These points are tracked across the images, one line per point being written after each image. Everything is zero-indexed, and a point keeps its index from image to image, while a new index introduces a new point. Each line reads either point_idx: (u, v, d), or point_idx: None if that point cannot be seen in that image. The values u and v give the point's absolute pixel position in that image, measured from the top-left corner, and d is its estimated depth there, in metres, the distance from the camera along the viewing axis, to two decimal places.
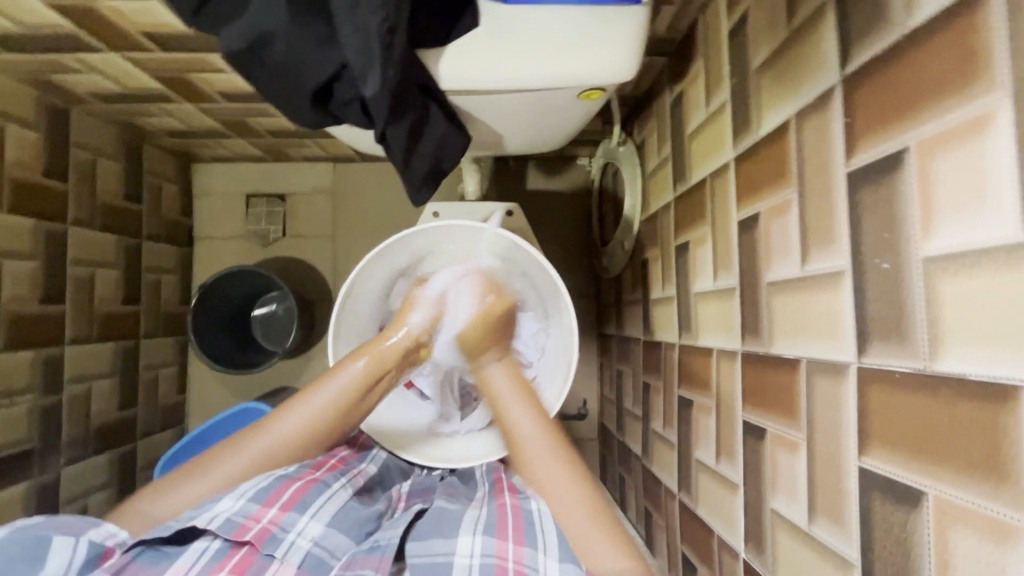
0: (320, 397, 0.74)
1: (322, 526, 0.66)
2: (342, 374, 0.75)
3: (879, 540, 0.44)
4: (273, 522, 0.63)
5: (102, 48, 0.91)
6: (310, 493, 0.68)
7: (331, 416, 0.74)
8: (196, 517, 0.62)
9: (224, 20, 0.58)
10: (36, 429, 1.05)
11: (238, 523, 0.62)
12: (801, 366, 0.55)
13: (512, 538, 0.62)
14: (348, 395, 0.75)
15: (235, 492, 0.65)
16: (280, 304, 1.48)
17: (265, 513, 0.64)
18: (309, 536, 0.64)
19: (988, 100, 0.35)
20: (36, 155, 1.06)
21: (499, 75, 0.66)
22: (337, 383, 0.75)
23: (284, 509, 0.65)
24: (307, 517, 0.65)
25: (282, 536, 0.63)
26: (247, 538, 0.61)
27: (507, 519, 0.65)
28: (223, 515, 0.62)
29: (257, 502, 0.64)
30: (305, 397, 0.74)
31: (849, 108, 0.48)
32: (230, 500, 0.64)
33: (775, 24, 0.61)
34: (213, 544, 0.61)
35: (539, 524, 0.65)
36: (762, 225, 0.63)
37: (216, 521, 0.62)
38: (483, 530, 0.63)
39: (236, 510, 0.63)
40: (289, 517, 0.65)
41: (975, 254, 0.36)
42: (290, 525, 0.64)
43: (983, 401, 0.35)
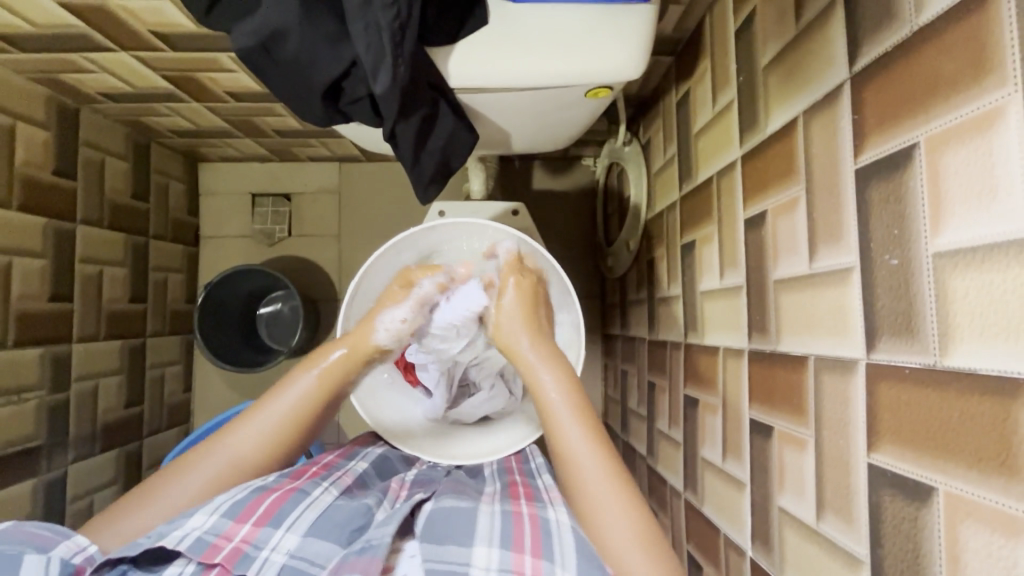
0: (282, 403, 0.73)
1: (298, 537, 0.62)
2: (302, 378, 0.74)
3: (889, 536, 0.44)
4: (246, 540, 0.60)
5: (113, 47, 0.92)
6: (288, 503, 0.65)
7: (303, 418, 0.73)
8: (167, 535, 0.60)
9: (236, 18, 0.59)
10: (44, 425, 1.06)
11: (210, 543, 0.60)
12: (809, 363, 0.55)
13: (530, 549, 0.58)
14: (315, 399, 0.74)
15: (209, 507, 0.63)
16: (286, 303, 1.48)
17: (239, 531, 0.61)
18: (285, 550, 0.61)
19: (998, 95, 0.35)
20: (46, 154, 1.07)
21: (507, 73, 0.66)
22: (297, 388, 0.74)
23: (257, 524, 0.62)
24: (282, 530, 0.62)
25: (255, 554, 0.60)
26: (217, 559, 0.58)
27: (523, 528, 0.61)
28: (194, 534, 0.60)
29: (229, 518, 0.62)
30: (269, 404, 0.73)
31: (857, 105, 0.48)
32: (202, 516, 0.62)
33: (783, 23, 0.61)
34: (186, 569, 0.59)
35: (557, 537, 0.60)
36: (770, 223, 0.63)
37: (187, 541, 0.59)
38: (499, 542, 0.59)
39: (208, 527, 0.61)
40: (263, 533, 0.62)
41: (985, 249, 0.36)
42: (264, 541, 0.61)
43: (995, 395, 0.35)
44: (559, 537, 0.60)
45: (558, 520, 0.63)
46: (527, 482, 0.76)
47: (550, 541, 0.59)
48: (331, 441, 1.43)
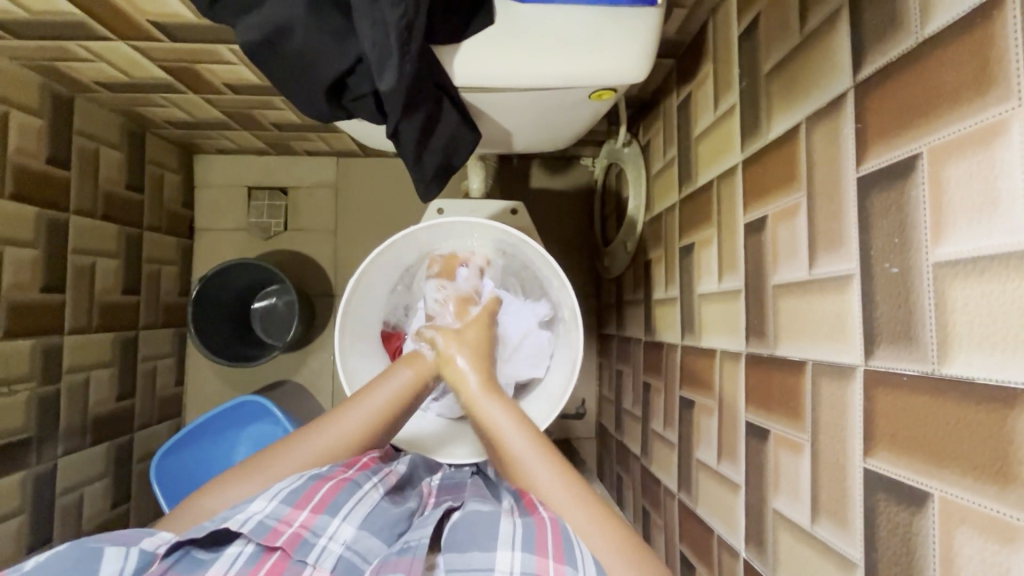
0: (378, 397, 0.76)
1: (353, 529, 0.63)
2: (395, 378, 0.78)
3: (883, 540, 0.45)
4: (304, 526, 0.61)
5: (110, 36, 0.91)
6: (341, 494, 0.65)
7: (387, 413, 0.76)
8: (230, 518, 0.60)
9: (240, 11, 0.58)
10: (34, 418, 1.04)
11: (270, 527, 0.60)
12: (806, 368, 0.55)
13: (554, 554, 0.55)
14: (402, 392, 0.78)
15: (268, 494, 0.64)
16: (281, 298, 1.48)
17: (297, 517, 0.61)
18: (341, 540, 0.61)
19: (1002, 109, 0.36)
20: (39, 142, 1.05)
21: (512, 72, 0.66)
22: (392, 385, 0.77)
23: (314, 512, 0.62)
24: (338, 520, 0.63)
25: (314, 541, 0.60)
26: (278, 544, 0.59)
27: (546, 531, 0.58)
28: (256, 517, 0.60)
29: (288, 504, 0.63)
30: (358, 399, 0.76)
31: (861, 114, 0.49)
32: (262, 501, 0.62)
33: (787, 30, 0.61)
34: (246, 549, 0.59)
35: (580, 543, 0.57)
36: (770, 227, 0.64)
37: (249, 524, 0.60)
38: (523, 546, 0.56)
39: (269, 512, 0.61)
40: (321, 520, 0.62)
41: (985, 260, 0.37)
42: (321, 529, 0.61)
43: (992, 404, 0.36)
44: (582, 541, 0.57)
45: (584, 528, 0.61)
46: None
47: (573, 547, 0.56)
48: None
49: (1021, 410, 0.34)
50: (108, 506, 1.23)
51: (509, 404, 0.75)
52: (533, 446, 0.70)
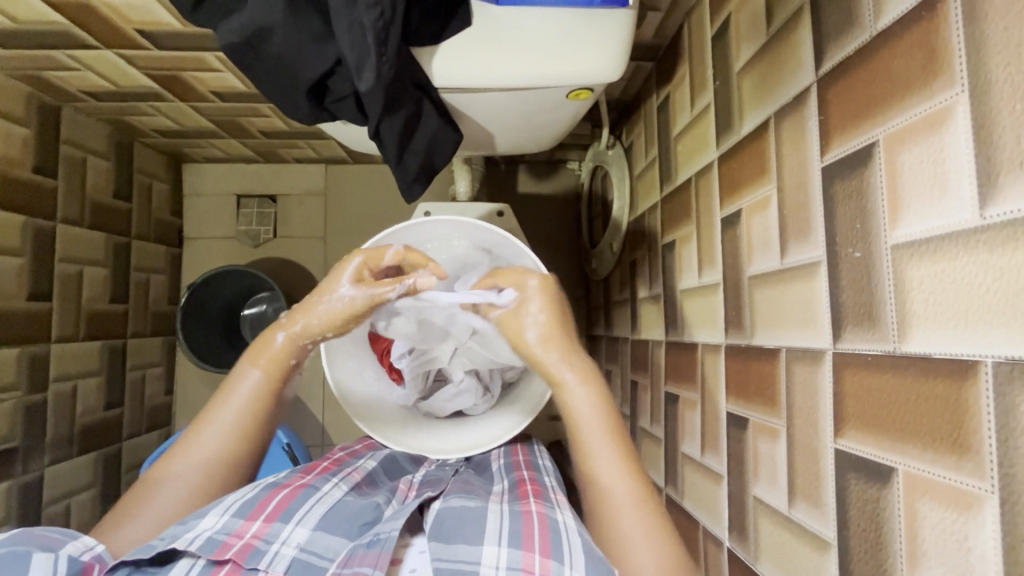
0: (231, 405, 0.72)
1: (308, 531, 0.63)
2: (244, 380, 0.73)
3: (854, 518, 0.46)
4: (257, 535, 0.61)
5: (97, 44, 0.92)
6: (297, 500, 0.67)
7: (253, 413, 0.73)
8: (178, 538, 0.59)
9: (221, 15, 0.60)
10: (20, 427, 1.04)
11: (221, 541, 0.60)
12: (780, 355, 0.57)
13: (540, 549, 0.58)
14: (261, 393, 0.73)
15: (219, 508, 0.63)
16: (269, 304, 1.41)
17: (249, 529, 0.62)
18: (295, 543, 0.62)
19: (947, 95, 0.38)
20: (25, 151, 1.06)
21: (491, 71, 0.67)
22: (242, 392, 0.72)
23: (267, 521, 0.63)
24: (292, 525, 0.63)
25: (266, 549, 0.60)
26: (227, 556, 0.59)
27: (533, 527, 0.61)
28: (205, 534, 0.60)
29: (240, 517, 0.63)
30: (214, 413, 0.72)
31: (823, 107, 0.51)
32: (213, 517, 0.62)
33: (756, 28, 0.63)
34: (197, 563, 0.59)
35: (566, 535, 0.59)
36: (744, 220, 0.65)
37: (198, 541, 0.59)
38: (509, 541, 0.59)
39: (219, 527, 0.61)
40: (274, 527, 0.63)
41: (938, 240, 0.38)
42: (274, 535, 0.62)
43: (947, 377, 0.37)
44: (568, 533, 0.59)
45: (568, 525, 0.61)
46: (536, 479, 0.75)
47: (561, 544, 0.57)
48: (313, 443, 1.44)
49: (972, 382, 0.36)
50: (96, 516, 1.22)
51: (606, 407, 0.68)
52: (615, 451, 0.66)
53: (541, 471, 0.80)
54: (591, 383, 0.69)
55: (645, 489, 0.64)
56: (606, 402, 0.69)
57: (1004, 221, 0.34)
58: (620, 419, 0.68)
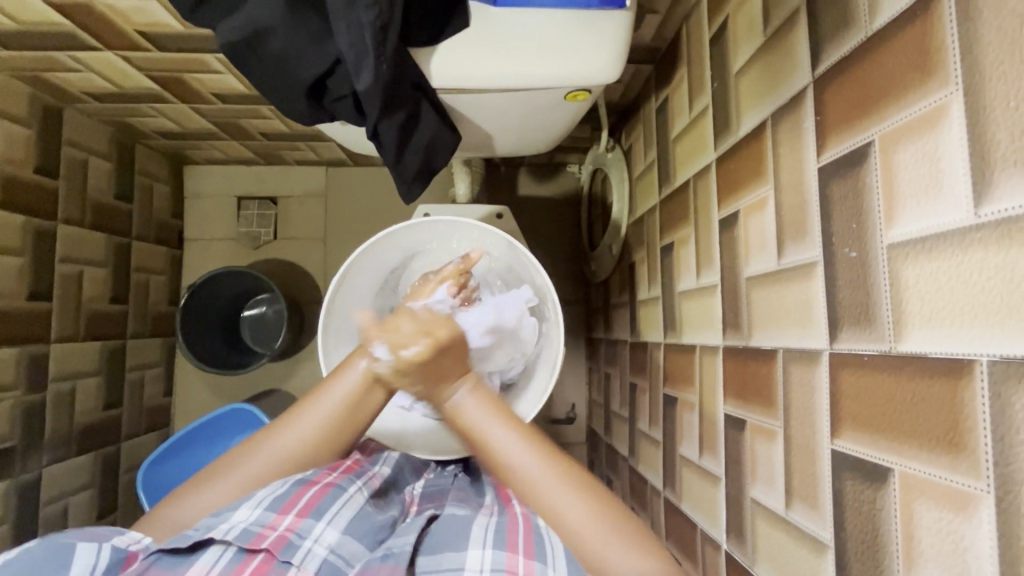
0: (313, 413, 0.69)
1: (337, 533, 0.63)
2: (346, 380, 0.69)
3: (851, 519, 0.46)
4: (290, 529, 0.61)
5: (98, 45, 0.93)
6: (326, 499, 0.65)
7: (338, 424, 0.69)
8: (214, 527, 0.60)
9: (221, 15, 0.60)
10: (19, 426, 1.04)
11: (255, 532, 0.60)
12: (778, 355, 0.57)
13: (523, 550, 0.58)
14: (354, 402, 0.69)
15: (252, 500, 0.63)
16: (270, 306, 1.47)
17: (282, 521, 0.62)
18: (326, 543, 0.62)
19: (942, 94, 0.38)
20: (27, 151, 1.06)
21: (489, 72, 0.68)
22: (336, 395, 0.69)
23: (300, 515, 0.63)
24: (324, 523, 0.63)
25: (299, 543, 0.61)
26: (263, 546, 0.59)
27: (518, 531, 0.61)
28: (240, 525, 0.61)
29: (272, 511, 0.62)
30: (299, 412, 0.69)
31: (820, 107, 0.51)
32: (247, 509, 0.62)
33: (753, 30, 0.64)
34: (227, 552, 0.59)
35: (549, 534, 0.61)
36: (742, 222, 0.65)
37: (234, 531, 0.60)
38: (493, 543, 0.59)
39: (253, 519, 0.61)
40: (305, 524, 0.62)
41: (933, 239, 0.38)
42: (307, 531, 0.62)
43: (942, 376, 0.37)
44: (552, 537, 0.60)
45: (552, 526, 0.63)
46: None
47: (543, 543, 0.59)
48: None
49: (967, 380, 0.35)
50: (94, 517, 1.22)
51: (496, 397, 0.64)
52: (517, 434, 0.61)
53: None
54: (474, 383, 0.64)
55: (563, 467, 0.60)
56: (498, 403, 0.64)
57: (999, 220, 0.34)
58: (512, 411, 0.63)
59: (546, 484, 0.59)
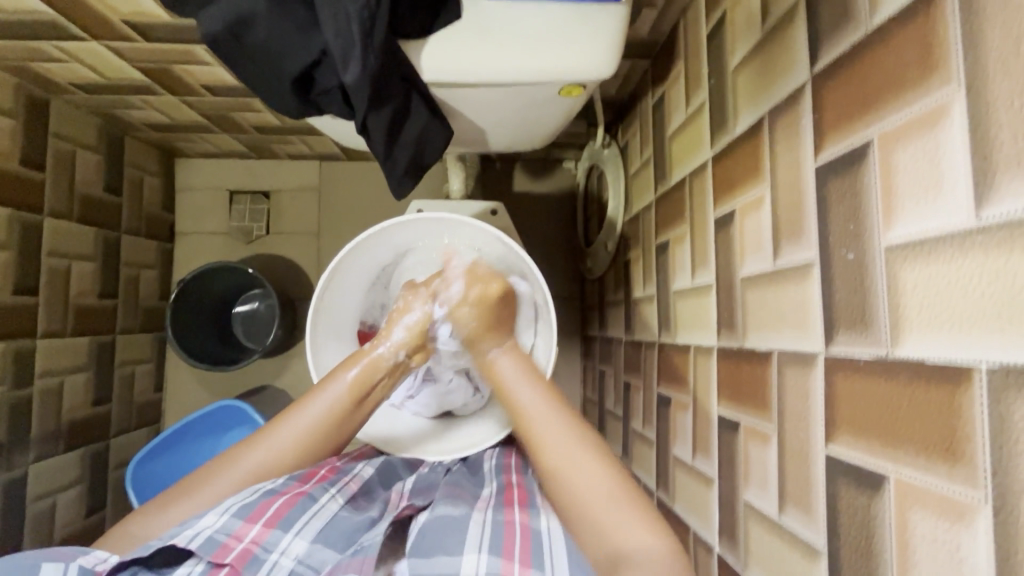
0: (312, 410, 0.73)
1: (306, 544, 0.62)
2: (334, 386, 0.74)
3: (844, 526, 0.45)
4: (255, 542, 0.61)
5: (84, 36, 0.91)
6: (296, 509, 0.64)
7: (327, 428, 0.73)
8: (178, 535, 0.60)
9: (205, 5, 0.58)
10: (5, 423, 1.03)
11: (220, 543, 0.59)
12: (772, 358, 0.56)
13: (519, 559, 0.57)
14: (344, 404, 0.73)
15: (219, 508, 0.63)
16: (263, 301, 1.46)
17: (248, 532, 0.61)
18: (293, 555, 0.61)
19: (943, 92, 0.36)
20: (12, 143, 1.04)
21: (481, 66, 0.66)
22: (328, 396, 0.73)
23: (267, 527, 0.62)
24: (291, 534, 0.62)
25: (265, 557, 0.60)
26: (226, 560, 0.58)
27: (514, 538, 0.61)
28: (205, 533, 0.60)
29: (239, 518, 0.62)
30: (296, 412, 0.73)
31: (817, 105, 0.50)
32: (213, 517, 0.62)
33: (751, 25, 0.62)
34: (195, 568, 0.59)
35: (547, 547, 0.60)
36: (737, 221, 0.64)
37: (198, 539, 0.59)
38: (489, 548, 0.58)
39: (218, 527, 0.61)
40: (272, 535, 0.62)
41: (932, 241, 0.37)
42: (273, 544, 0.61)
43: (940, 382, 0.36)
44: (549, 547, 0.60)
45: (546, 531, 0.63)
46: (523, 483, 0.75)
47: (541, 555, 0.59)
48: None
49: (966, 387, 0.35)
50: (82, 514, 1.21)
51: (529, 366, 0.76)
52: (540, 396, 0.71)
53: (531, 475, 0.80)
54: (511, 353, 0.77)
55: (580, 430, 0.68)
56: (529, 369, 0.75)
57: (1000, 223, 0.33)
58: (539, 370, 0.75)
59: (562, 445, 0.66)
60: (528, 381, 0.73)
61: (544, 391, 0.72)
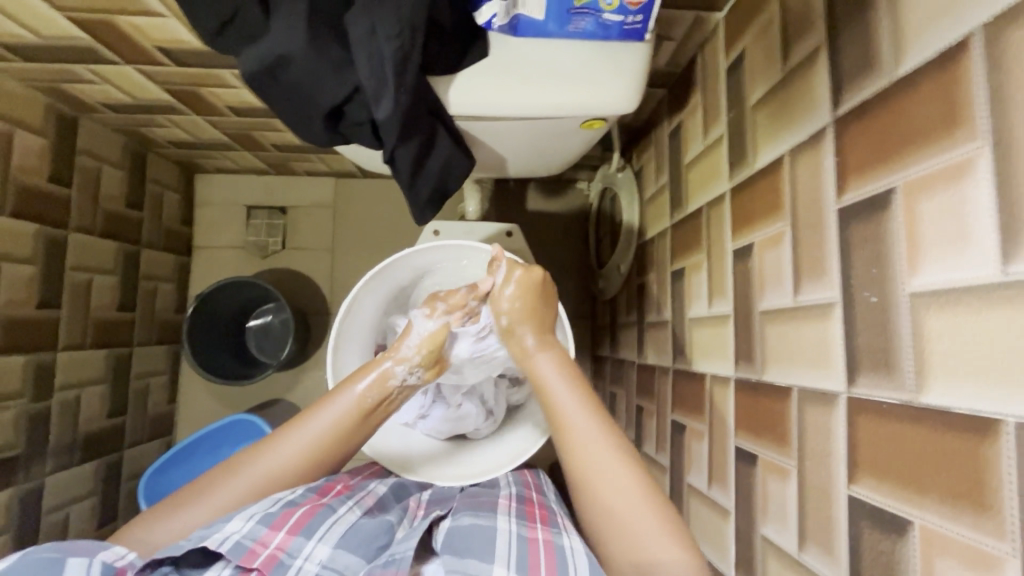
0: (317, 423, 0.72)
1: (329, 549, 0.63)
2: (341, 399, 0.74)
3: (868, 567, 0.45)
4: (281, 547, 0.61)
5: (117, 60, 0.93)
6: (316, 518, 0.65)
7: (328, 445, 0.72)
8: (206, 537, 0.61)
9: (243, 41, 0.61)
10: (24, 435, 1.04)
11: (247, 548, 0.60)
12: (792, 393, 0.56)
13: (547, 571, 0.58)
14: (349, 421, 0.73)
15: (244, 514, 0.64)
16: (276, 316, 1.48)
17: (273, 538, 0.62)
18: (317, 560, 0.62)
19: (969, 147, 0.37)
20: (42, 160, 1.07)
21: (505, 101, 0.68)
22: (332, 411, 0.73)
23: (290, 533, 0.63)
24: (314, 541, 0.63)
25: (289, 562, 0.61)
26: (254, 565, 0.60)
27: (541, 555, 0.60)
28: (233, 538, 0.61)
29: (264, 525, 0.63)
30: (304, 422, 0.73)
31: (839, 148, 0.51)
32: (238, 522, 0.63)
33: (771, 64, 0.64)
34: (224, 572, 0.61)
35: (572, 558, 0.60)
36: (756, 255, 0.65)
37: (227, 544, 0.60)
38: (517, 566, 0.59)
39: (245, 532, 0.62)
40: (296, 542, 0.62)
41: (957, 293, 0.38)
42: (297, 550, 0.62)
43: (966, 433, 0.37)
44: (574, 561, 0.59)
45: (574, 547, 0.62)
46: (543, 501, 0.76)
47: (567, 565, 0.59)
48: None
49: (993, 439, 0.35)
50: (94, 526, 1.21)
51: (574, 375, 0.74)
52: (584, 406, 0.70)
53: (545, 494, 0.81)
54: (555, 354, 0.76)
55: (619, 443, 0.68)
56: (571, 372, 0.75)
57: None
58: (585, 382, 0.73)
59: (604, 458, 0.66)
60: (570, 387, 0.72)
61: (587, 402, 0.71)
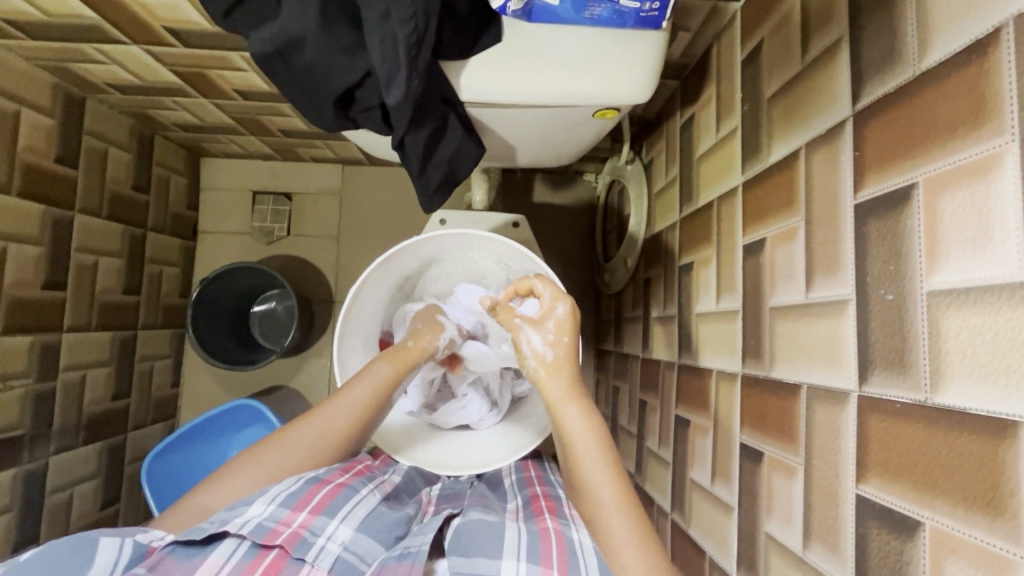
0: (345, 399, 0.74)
1: (351, 531, 0.64)
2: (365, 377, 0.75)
3: (874, 567, 0.45)
4: (304, 526, 0.62)
5: (125, 40, 0.93)
6: (339, 498, 0.67)
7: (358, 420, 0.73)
8: (228, 521, 0.61)
9: (253, 22, 0.60)
10: (28, 414, 1.04)
11: (270, 527, 0.61)
12: (801, 391, 0.55)
13: (558, 567, 0.58)
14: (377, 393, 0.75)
15: (267, 496, 0.65)
16: (280, 302, 1.48)
17: (296, 518, 0.63)
18: (339, 541, 0.63)
19: (996, 142, 0.36)
20: (48, 140, 1.07)
21: (517, 89, 0.67)
22: (364, 383, 0.75)
23: (313, 513, 0.64)
24: (337, 521, 0.65)
25: (312, 540, 0.62)
26: (277, 542, 0.60)
27: (552, 545, 0.61)
28: (255, 520, 0.61)
29: (286, 507, 0.64)
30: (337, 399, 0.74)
31: (859, 142, 0.49)
32: (261, 505, 0.63)
33: (789, 56, 0.63)
34: (242, 546, 0.60)
35: (582, 557, 0.60)
36: (768, 250, 0.64)
37: (248, 525, 0.61)
38: (528, 556, 0.59)
39: (267, 514, 0.62)
40: (319, 521, 0.64)
41: (977, 292, 0.37)
42: (320, 528, 0.63)
43: (983, 435, 0.36)
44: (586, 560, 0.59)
45: (583, 541, 0.63)
46: (551, 494, 0.76)
47: (577, 561, 0.59)
48: None
49: (1011, 441, 0.34)
50: (97, 506, 1.22)
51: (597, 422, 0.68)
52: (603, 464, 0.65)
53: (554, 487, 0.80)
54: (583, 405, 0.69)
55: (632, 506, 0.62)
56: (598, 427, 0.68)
57: None
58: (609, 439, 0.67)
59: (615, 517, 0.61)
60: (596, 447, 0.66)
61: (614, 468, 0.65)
